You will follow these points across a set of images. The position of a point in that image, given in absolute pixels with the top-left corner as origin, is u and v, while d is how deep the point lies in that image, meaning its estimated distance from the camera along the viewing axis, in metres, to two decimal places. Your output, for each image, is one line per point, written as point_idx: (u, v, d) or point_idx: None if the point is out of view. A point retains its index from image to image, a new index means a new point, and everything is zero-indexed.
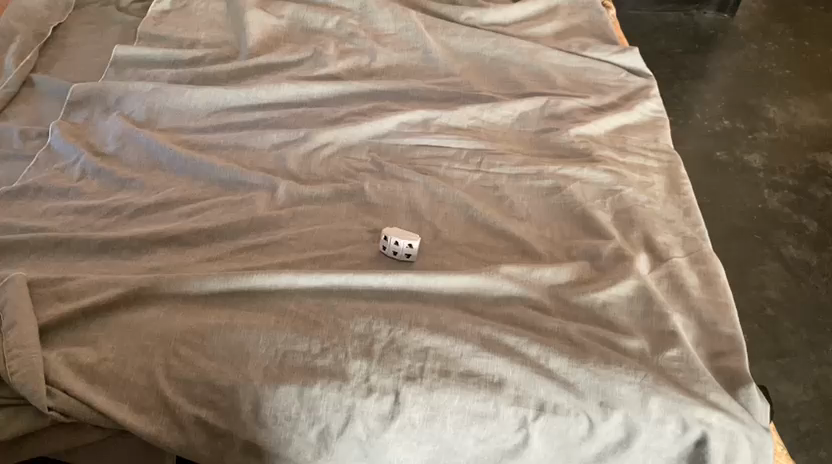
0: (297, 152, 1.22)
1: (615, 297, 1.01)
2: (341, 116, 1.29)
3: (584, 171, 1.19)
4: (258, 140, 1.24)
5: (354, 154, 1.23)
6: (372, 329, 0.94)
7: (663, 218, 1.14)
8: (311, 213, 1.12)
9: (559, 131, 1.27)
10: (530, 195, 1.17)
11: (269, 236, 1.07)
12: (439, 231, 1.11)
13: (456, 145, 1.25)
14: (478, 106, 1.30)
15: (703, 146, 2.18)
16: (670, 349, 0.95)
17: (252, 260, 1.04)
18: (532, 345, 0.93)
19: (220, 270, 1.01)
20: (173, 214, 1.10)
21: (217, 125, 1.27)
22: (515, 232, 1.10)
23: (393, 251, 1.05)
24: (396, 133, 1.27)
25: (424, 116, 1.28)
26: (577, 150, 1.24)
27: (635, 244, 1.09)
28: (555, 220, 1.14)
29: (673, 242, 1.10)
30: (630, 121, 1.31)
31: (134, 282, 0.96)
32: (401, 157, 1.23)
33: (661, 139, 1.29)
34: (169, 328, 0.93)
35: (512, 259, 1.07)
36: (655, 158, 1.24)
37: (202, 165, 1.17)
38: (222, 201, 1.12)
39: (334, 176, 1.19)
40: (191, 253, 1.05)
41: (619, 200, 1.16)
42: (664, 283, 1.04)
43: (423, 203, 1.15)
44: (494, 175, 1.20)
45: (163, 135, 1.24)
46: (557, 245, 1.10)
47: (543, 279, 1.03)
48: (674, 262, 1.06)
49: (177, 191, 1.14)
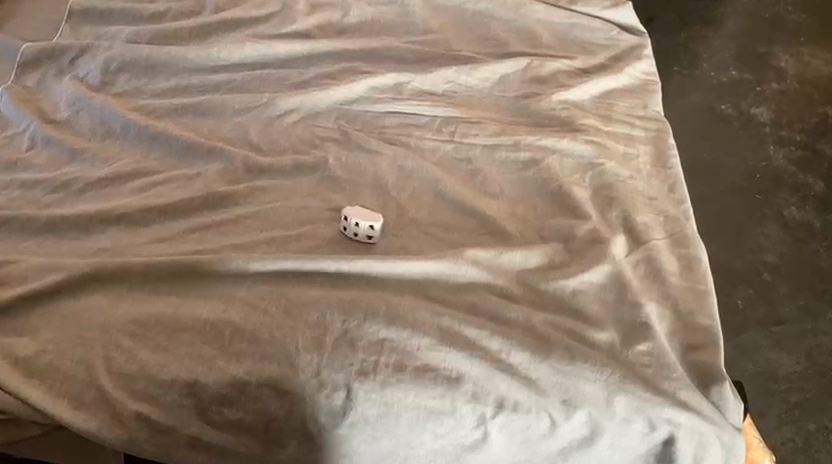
0: (259, 120, 1.15)
1: (586, 285, 0.95)
2: (308, 79, 1.21)
3: (562, 142, 1.11)
4: (219, 106, 1.16)
5: (320, 123, 1.16)
6: (326, 319, 0.89)
7: (645, 195, 1.07)
8: (270, 188, 1.06)
9: (541, 96, 1.19)
10: (504, 169, 1.10)
11: (223, 215, 1.02)
12: (405, 208, 1.04)
13: (430, 112, 1.17)
14: (454, 69, 1.21)
15: (706, 99, 2.07)
16: (640, 343, 0.90)
17: (204, 241, 0.99)
18: (494, 338, 0.88)
19: (169, 254, 0.96)
20: (124, 190, 1.04)
21: (175, 87, 1.19)
22: (485, 211, 1.04)
23: (354, 232, 0.99)
24: (366, 98, 1.19)
25: (397, 79, 1.20)
26: (558, 118, 1.16)
27: (613, 224, 1.02)
28: (529, 197, 1.07)
29: (653, 222, 1.03)
30: (618, 85, 1.23)
31: (75, 267, 0.91)
32: (370, 126, 1.16)
33: (650, 106, 1.20)
34: (112, 318, 0.88)
35: (481, 240, 1.01)
36: (641, 127, 1.17)
37: (158, 135, 1.10)
38: (176, 175, 1.06)
39: (298, 146, 1.12)
40: (141, 233, 0.99)
41: (598, 175, 1.08)
42: (640, 268, 0.98)
43: (389, 177, 1.08)
44: (468, 145, 1.13)
45: (118, 101, 1.16)
46: (529, 225, 1.03)
47: (512, 263, 0.97)
48: (652, 245, 1.00)
49: (130, 163, 1.08)
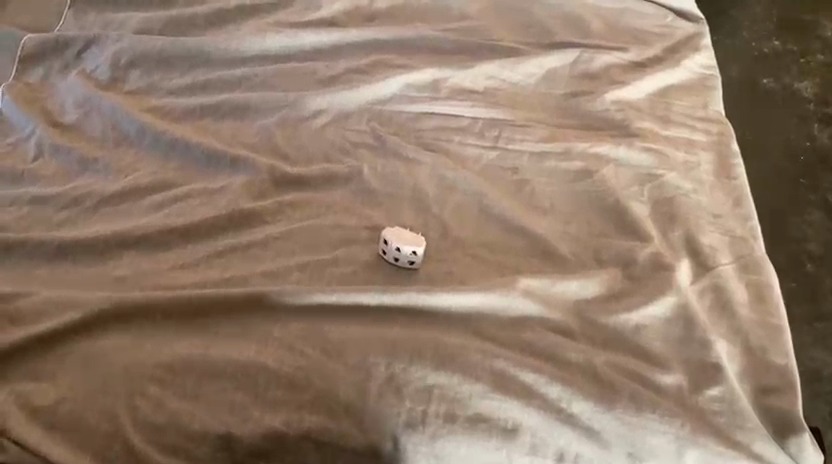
0: (284, 122, 1.05)
1: (649, 319, 0.87)
2: (337, 74, 1.11)
3: (619, 150, 1.02)
4: (240, 107, 1.06)
5: (351, 125, 1.06)
6: (368, 362, 0.81)
7: (709, 211, 0.98)
8: (301, 203, 0.97)
9: (592, 95, 1.09)
10: (554, 180, 1.01)
11: (251, 236, 0.93)
12: (448, 227, 0.95)
13: (471, 113, 1.07)
14: (497, 64, 1.11)
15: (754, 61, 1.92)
16: (711, 387, 0.82)
17: (232, 267, 0.91)
18: (553, 384, 0.81)
19: (195, 283, 0.88)
20: (142, 206, 0.96)
21: (191, 84, 1.09)
22: (535, 230, 0.95)
23: (395, 257, 0.91)
24: (401, 97, 1.09)
25: (434, 75, 1.10)
26: (612, 120, 1.06)
27: (676, 247, 0.94)
28: (583, 212, 0.98)
29: (719, 244, 0.94)
30: (676, 81, 1.12)
31: (94, 303, 0.83)
32: (406, 129, 1.06)
33: (710, 105, 1.10)
34: (137, 362, 0.81)
35: (532, 265, 0.93)
36: (702, 130, 1.07)
37: (176, 143, 1.01)
38: (197, 189, 0.97)
39: (328, 152, 1.03)
40: (163, 257, 0.91)
41: (658, 187, 0.99)
42: (707, 297, 0.90)
43: (430, 189, 0.99)
44: (514, 152, 1.03)
45: (130, 101, 1.06)
46: (584, 245, 0.95)
47: (567, 293, 0.89)
48: (719, 272, 0.91)
49: (147, 175, 0.99)
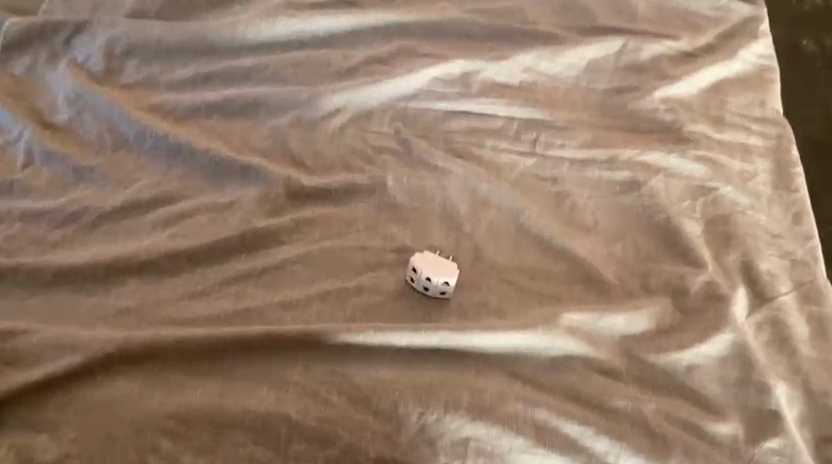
0: (299, 123, 0.95)
1: (704, 358, 0.80)
2: (356, 65, 1.00)
3: (671, 158, 0.93)
4: (250, 104, 0.96)
5: (373, 125, 0.96)
6: (399, 411, 0.74)
7: (767, 230, 0.89)
8: (320, 220, 0.88)
9: (639, 91, 0.98)
10: (597, 192, 0.92)
11: (266, 260, 0.85)
12: (482, 249, 0.87)
13: (505, 112, 0.97)
14: (533, 55, 1.00)
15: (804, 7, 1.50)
16: (768, 439, 0.75)
17: (247, 296, 0.83)
18: (600, 438, 0.74)
19: (207, 317, 0.80)
20: (145, 223, 0.87)
21: (195, 77, 0.98)
22: (577, 253, 0.87)
23: (424, 286, 0.83)
24: (427, 93, 0.98)
25: (464, 67, 0.99)
26: (661, 122, 0.96)
27: (731, 273, 0.86)
28: (629, 229, 0.89)
29: (778, 270, 0.86)
30: (731, 73, 1.02)
31: (97, 347, 0.75)
32: (434, 130, 0.96)
33: (769, 102, 1.00)
34: (147, 413, 0.73)
35: (574, 293, 0.85)
36: (759, 133, 0.97)
37: (181, 149, 0.91)
38: (205, 203, 0.88)
39: (347, 158, 0.93)
40: (170, 285, 0.83)
41: (713, 203, 0.90)
42: (765, 333, 0.82)
43: (461, 205, 0.90)
44: (553, 159, 0.94)
45: (128, 97, 0.96)
46: (631, 269, 0.87)
47: (615, 329, 0.82)
48: (778, 304, 0.84)
49: (149, 186, 0.89)
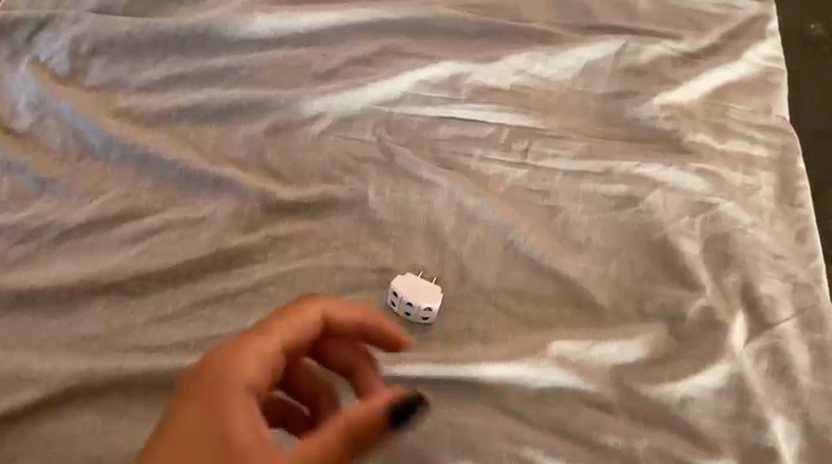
0: (276, 129, 0.90)
1: (698, 390, 0.76)
2: (338, 66, 0.94)
3: (669, 171, 0.88)
4: (223, 108, 0.90)
5: (355, 131, 0.90)
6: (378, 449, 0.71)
7: (769, 250, 0.84)
8: (297, 237, 0.83)
9: (637, 97, 0.93)
10: (591, 206, 0.87)
11: (240, 281, 0.80)
12: (467, 269, 0.83)
13: (495, 119, 0.91)
14: (526, 56, 0.95)
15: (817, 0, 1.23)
16: None
17: (219, 320, 0.78)
18: None
19: (176, 344, 0.76)
20: (111, 240, 0.82)
21: (165, 78, 0.92)
22: (568, 274, 0.82)
23: (406, 311, 0.78)
24: (413, 97, 0.93)
25: (452, 70, 0.94)
26: (660, 132, 0.90)
27: (730, 297, 0.82)
28: (623, 248, 0.85)
29: (779, 294, 0.82)
30: (736, 77, 0.96)
31: (60, 379, 0.72)
32: (419, 138, 0.90)
33: (774, 109, 0.94)
34: (111, 449, 0.69)
35: (564, 317, 0.81)
36: (764, 143, 0.91)
37: (150, 159, 0.86)
38: (175, 218, 0.83)
39: (327, 169, 0.88)
40: (137, 308, 0.78)
41: (712, 220, 0.86)
42: (764, 362, 0.78)
43: (447, 221, 0.85)
44: (546, 170, 0.89)
45: (93, 100, 0.90)
46: (626, 292, 0.82)
47: (606, 357, 0.78)
48: (779, 331, 0.80)
49: (116, 199, 0.84)
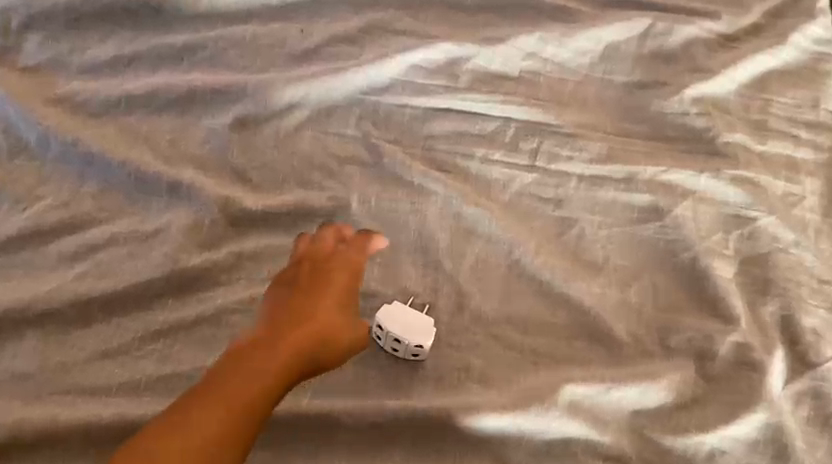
0: (245, 122, 0.77)
1: (730, 442, 0.66)
2: (318, 46, 0.81)
3: (701, 179, 0.76)
4: (183, 97, 0.77)
5: (336, 126, 0.78)
6: None
7: (814, 274, 0.73)
8: (267, 254, 0.72)
9: (663, 87, 0.81)
10: (610, 218, 0.75)
11: (198, 308, 0.68)
12: (465, 294, 0.71)
13: (499, 112, 0.79)
14: (536, 37, 0.82)
15: None
16: None
17: (174, 357, 0.67)
18: None
19: (123, 386, 0.65)
20: (47, 257, 0.70)
21: (114, 60, 0.79)
22: (582, 299, 0.71)
23: (393, 347, 0.67)
24: (404, 85, 0.80)
25: (450, 53, 0.81)
26: (692, 129, 0.78)
27: (767, 331, 0.70)
28: (646, 269, 0.73)
29: (825, 327, 0.71)
30: (779, 64, 0.83)
31: None
32: (410, 134, 0.78)
33: (824, 103, 0.81)
34: None
35: (576, 352, 0.70)
36: (809, 144, 0.79)
37: (94, 158, 0.73)
38: (125, 231, 0.71)
39: (303, 171, 0.76)
40: (77, 340, 0.67)
41: (749, 238, 0.74)
42: (806, 408, 0.68)
43: (441, 235, 0.73)
44: (558, 175, 0.77)
45: (28, 85, 0.77)
46: (647, 321, 0.71)
47: (625, 402, 0.67)
48: (825, 373, 0.68)
49: (54, 207, 0.72)
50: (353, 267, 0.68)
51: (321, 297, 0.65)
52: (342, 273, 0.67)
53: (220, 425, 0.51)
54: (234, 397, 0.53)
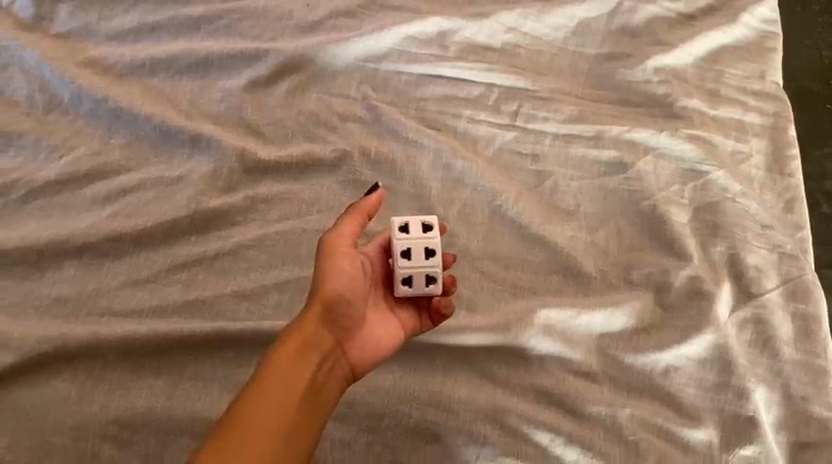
0: (257, 84, 0.87)
1: (682, 359, 0.76)
2: (321, 17, 0.91)
3: (661, 137, 0.86)
4: (200, 61, 0.86)
5: (339, 88, 0.88)
6: (369, 412, 0.71)
7: (758, 220, 0.83)
8: (278, 198, 0.81)
9: (630, 58, 0.91)
10: (581, 171, 0.85)
11: (219, 244, 0.77)
12: (453, 235, 0.81)
13: (484, 79, 0.89)
14: (517, 13, 0.92)
15: None
16: (743, 446, 0.73)
17: (197, 285, 0.75)
18: (570, 446, 0.71)
19: (151, 310, 0.74)
20: (83, 200, 0.79)
21: (138, 28, 0.88)
22: (556, 239, 0.81)
23: (408, 268, 0.71)
24: (399, 52, 0.89)
25: (440, 26, 0.90)
26: (652, 95, 0.89)
27: (717, 267, 0.81)
28: (612, 217, 0.84)
29: (765, 264, 0.81)
30: (730, 40, 0.93)
31: (30, 346, 0.69)
32: (405, 97, 0.88)
33: (768, 75, 0.92)
34: (88, 417, 0.68)
35: (551, 285, 0.80)
36: (756, 110, 0.90)
37: (121, 112, 0.82)
38: (152, 177, 0.80)
39: (310, 128, 0.85)
40: (111, 271, 0.75)
41: (702, 189, 0.84)
42: (747, 332, 0.78)
43: (433, 184, 0.83)
44: (535, 133, 0.87)
45: (61, 50, 0.86)
46: (613, 260, 0.82)
47: (592, 326, 0.77)
48: (764, 302, 0.79)
49: (87, 156, 0.81)
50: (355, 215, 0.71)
51: (348, 289, 0.68)
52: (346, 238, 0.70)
53: (283, 449, 0.60)
54: (294, 433, 0.61)
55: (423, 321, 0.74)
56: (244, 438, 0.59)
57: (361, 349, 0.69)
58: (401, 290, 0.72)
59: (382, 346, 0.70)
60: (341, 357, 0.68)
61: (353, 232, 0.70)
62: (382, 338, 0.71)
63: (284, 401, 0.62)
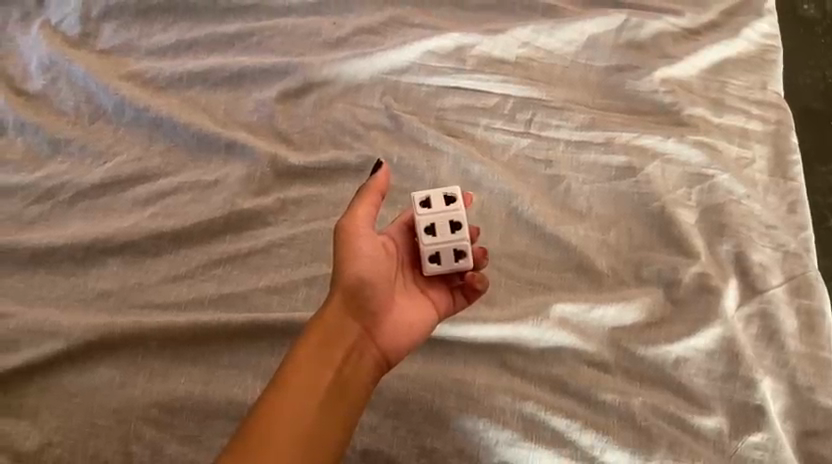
0: (287, 96, 0.93)
1: (692, 350, 0.79)
2: (346, 34, 0.97)
3: (668, 143, 0.91)
4: (234, 75, 0.92)
5: (364, 99, 0.93)
6: (395, 400, 0.76)
7: (761, 220, 0.87)
8: (307, 200, 0.86)
9: (638, 70, 0.96)
10: (592, 175, 0.90)
11: (252, 242, 0.82)
12: None
13: (500, 90, 0.95)
14: (531, 28, 0.98)
15: None
16: (752, 433, 0.75)
17: (231, 280, 0.80)
18: (585, 431, 0.74)
19: (189, 302, 0.78)
20: (126, 201, 0.84)
21: (177, 45, 0.95)
22: (570, 239, 0.85)
23: (434, 245, 0.75)
24: (420, 66, 0.95)
25: (459, 41, 0.96)
26: (660, 104, 0.94)
27: (724, 264, 0.85)
28: (623, 218, 0.88)
29: (770, 262, 0.85)
30: (732, 52, 0.99)
31: (78, 333, 0.74)
32: (426, 107, 0.94)
33: (769, 86, 0.97)
34: (130, 400, 0.73)
35: (565, 281, 0.84)
36: (759, 117, 0.94)
37: (161, 121, 0.88)
38: (189, 181, 0.85)
39: (336, 135, 0.90)
40: (152, 267, 0.80)
41: (709, 191, 0.89)
42: (753, 326, 0.81)
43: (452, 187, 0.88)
44: (548, 140, 0.92)
45: (106, 65, 0.93)
46: (624, 258, 0.86)
47: (604, 319, 0.81)
48: (769, 297, 0.82)
49: (129, 161, 0.86)
50: (368, 198, 0.75)
51: (367, 272, 0.72)
52: (362, 222, 0.74)
53: (312, 438, 0.64)
54: (323, 420, 0.65)
55: (458, 298, 0.78)
56: (274, 429, 0.63)
57: (392, 329, 0.73)
58: (428, 268, 0.76)
59: (413, 325, 0.74)
60: (371, 342, 0.72)
61: (366, 214, 0.74)
62: (413, 319, 0.74)
63: (311, 390, 0.66)
